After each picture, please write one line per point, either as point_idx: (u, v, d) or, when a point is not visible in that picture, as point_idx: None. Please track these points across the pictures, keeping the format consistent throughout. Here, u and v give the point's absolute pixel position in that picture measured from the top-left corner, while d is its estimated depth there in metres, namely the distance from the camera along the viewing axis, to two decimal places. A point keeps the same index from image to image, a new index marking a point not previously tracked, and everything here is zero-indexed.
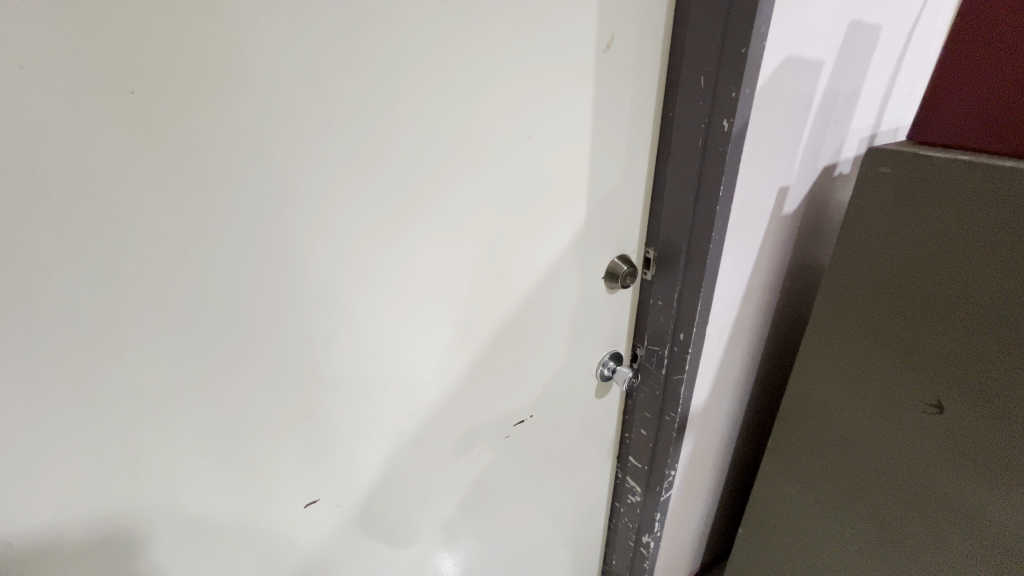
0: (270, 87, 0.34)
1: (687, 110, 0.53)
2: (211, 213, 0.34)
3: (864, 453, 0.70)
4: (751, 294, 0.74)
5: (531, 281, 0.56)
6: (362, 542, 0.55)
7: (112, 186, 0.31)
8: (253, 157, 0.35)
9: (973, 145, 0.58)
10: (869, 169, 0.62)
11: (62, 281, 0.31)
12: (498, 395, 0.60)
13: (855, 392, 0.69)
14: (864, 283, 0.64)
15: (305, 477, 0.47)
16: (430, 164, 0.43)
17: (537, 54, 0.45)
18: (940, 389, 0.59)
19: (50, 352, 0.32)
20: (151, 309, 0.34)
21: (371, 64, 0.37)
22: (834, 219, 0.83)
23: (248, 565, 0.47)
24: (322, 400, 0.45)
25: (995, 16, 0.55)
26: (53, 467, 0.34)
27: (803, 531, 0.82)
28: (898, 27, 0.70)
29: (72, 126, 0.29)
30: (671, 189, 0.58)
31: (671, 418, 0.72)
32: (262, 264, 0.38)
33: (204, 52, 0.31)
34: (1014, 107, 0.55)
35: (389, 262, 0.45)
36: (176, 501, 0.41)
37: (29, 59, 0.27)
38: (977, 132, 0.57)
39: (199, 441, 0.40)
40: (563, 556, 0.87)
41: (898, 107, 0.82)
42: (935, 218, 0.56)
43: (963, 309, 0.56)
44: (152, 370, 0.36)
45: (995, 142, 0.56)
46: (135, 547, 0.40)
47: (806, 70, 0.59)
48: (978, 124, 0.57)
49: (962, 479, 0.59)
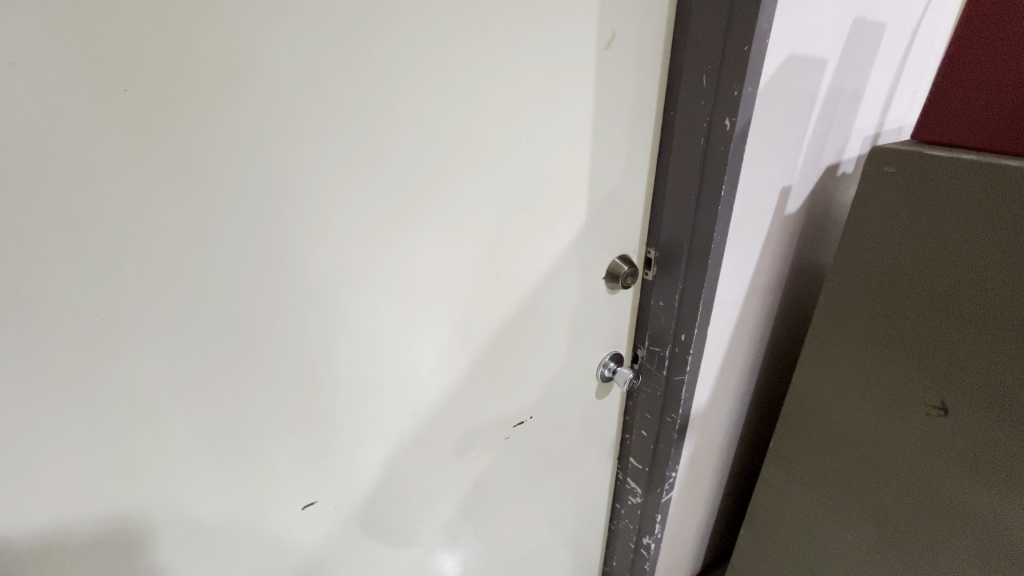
0: (265, 85, 0.33)
1: (689, 108, 0.53)
2: (206, 212, 0.34)
3: (866, 455, 0.69)
4: (754, 295, 0.74)
5: (531, 282, 0.56)
6: (362, 544, 0.55)
7: (106, 185, 0.30)
8: (249, 156, 0.34)
9: (972, 143, 0.57)
10: (873, 168, 0.61)
11: (53, 282, 0.31)
12: (497, 396, 0.60)
13: (858, 394, 0.68)
14: (867, 284, 0.64)
15: (302, 479, 0.47)
16: (429, 163, 0.43)
17: (536, 51, 0.44)
18: (944, 391, 0.59)
19: (42, 353, 0.31)
20: (145, 310, 0.34)
21: (370, 62, 0.37)
22: (838, 219, 0.82)
23: (246, 567, 0.47)
24: (320, 401, 0.45)
25: (994, 16, 0.55)
26: (46, 470, 0.34)
27: (805, 533, 0.82)
28: (903, 25, 0.70)
29: (65, 125, 0.28)
30: (673, 188, 0.58)
31: (672, 419, 0.71)
32: (258, 264, 0.37)
33: (199, 49, 0.30)
34: (1012, 104, 0.54)
35: (388, 262, 0.44)
36: (172, 504, 0.40)
37: (19, 57, 0.26)
38: (977, 130, 0.57)
39: (195, 443, 0.39)
40: (563, 557, 0.86)
41: (902, 106, 0.81)
42: (940, 218, 0.56)
43: (967, 311, 0.55)
44: (147, 372, 0.35)
45: (994, 140, 0.55)
46: (131, 550, 0.39)
47: (809, 68, 0.58)
48: (978, 122, 0.57)
49: (965, 482, 0.59)
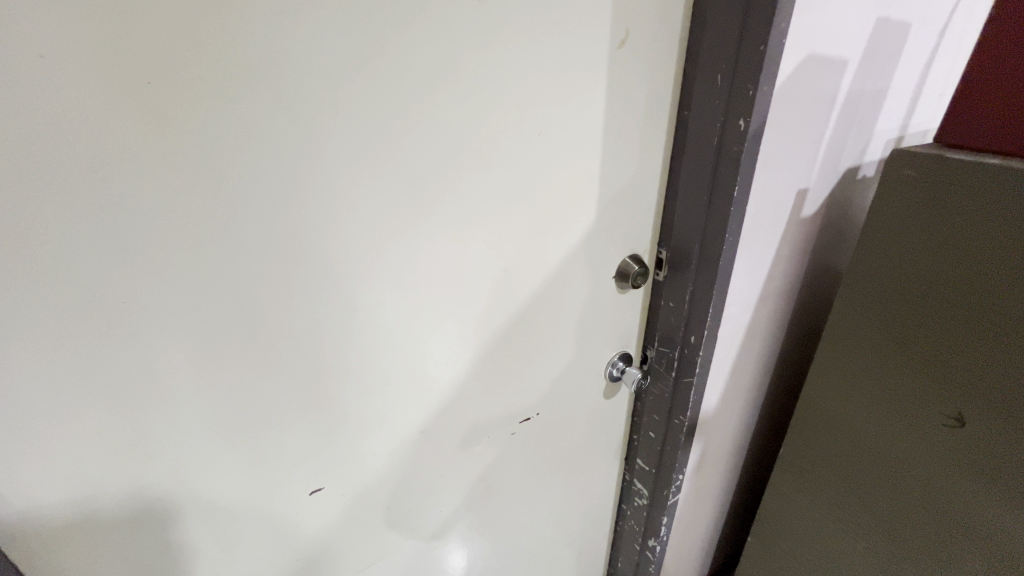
0: (283, 83, 0.34)
1: (703, 108, 0.52)
2: (222, 204, 0.35)
3: (879, 463, 0.68)
4: (767, 298, 0.72)
5: (540, 279, 0.56)
6: (365, 532, 0.56)
7: (128, 174, 0.32)
8: (265, 151, 0.35)
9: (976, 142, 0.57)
10: (892, 171, 0.60)
11: (77, 266, 0.32)
12: (503, 392, 0.60)
13: (872, 401, 0.67)
14: (879, 287, 0.63)
15: (310, 466, 0.48)
16: (440, 162, 0.44)
17: (549, 49, 0.45)
18: (960, 400, 0.57)
19: (62, 333, 0.33)
20: (162, 295, 0.35)
21: (382, 60, 0.37)
22: (856, 222, 0.80)
23: (252, 549, 0.48)
24: (327, 390, 0.46)
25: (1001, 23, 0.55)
26: (64, 444, 0.35)
27: (812, 539, 0.81)
28: (929, 25, 0.68)
29: (90, 117, 0.30)
30: (685, 189, 0.57)
31: (681, 422, 0.70)
32: (271, 254, 0.38)
33: (215, 43, 0.31)
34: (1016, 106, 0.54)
35: (396, 258, 0.45)
36: (182, 484, 0.41)
37: (49, 48, 0.28)
38: (982, 130, 0.57)
39: (205, 426, 0.41)
40: (565, 557, 0.86)
41: (927, 108, 0.79)
42: (957, 224, 0.54)
43: (985, 320, 0.53)
44: (164, 355, 0.37)
45: (998, 140, 0.55)
46: (141, 527, 0.41)
47: (829, 68, 0.57)
48: (986, 122, 0.57)
49: (979, 494, 0.57)
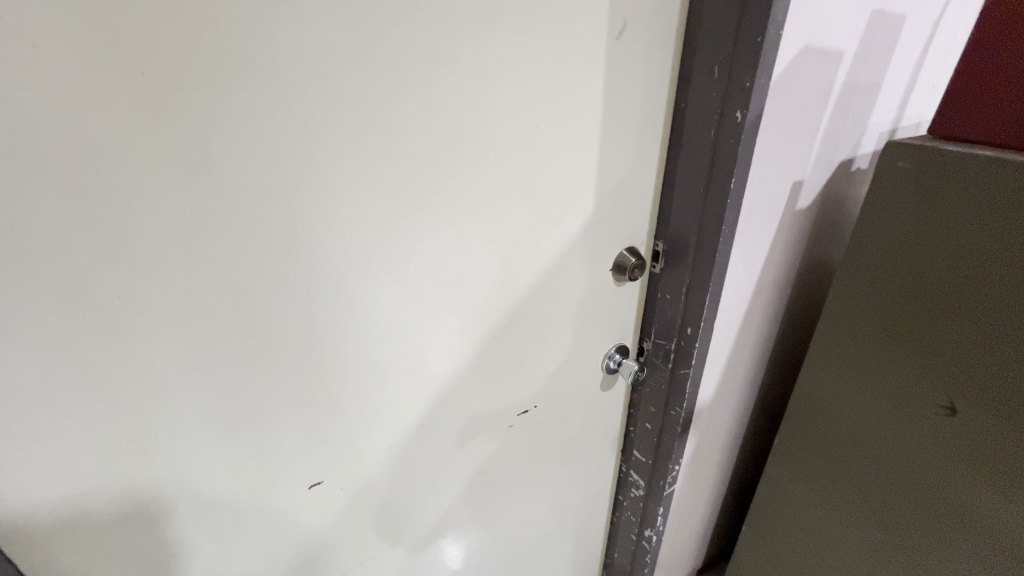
0: (278, 74, 0.34)
1: (700, 99, 0.52)
2: (218, 198, 0.35)
3: (873, 451, 0.69)
4: (762, 290, 0.73)
5: (537, 272, 0.56)
6: (366, 525, 0.56)
7: (121, 167, 0.31)
8: (261, 144, 0.35)
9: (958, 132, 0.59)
10: (887, 164, 0.60)
11: (71, 260, 0.32)
12: (500, 385, 0.60)
13: (867, 391, 0.68)
14: (873, 280, 0.64)
15: (308, 460, 0.48)
16: (437, 155, 0.43)
17: (547, 40, 0.44)
18: (953, 389, 0.58)
19: (56, 328, 0.33)
20: (159, 290, 0.35)
21: (378, 52, 0.37)
22: (849, 215, 0.81)
23: (250, 543, 0.48)
24: (325, 384, 0.46)
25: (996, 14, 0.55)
26: (60, 440, 0.35)
27: (806, 527, 0.82)
28: (924, 19, 0.68)
29: (83, 109, 0.29)
30: (682, 181, 0.57)
31: (677, 413, 0.71)
32: (268, 248, 0.38)
33: (209, 32, 0.31)
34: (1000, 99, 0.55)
35: (393, 252, 0.45)
36: (181, 479, 0.41)
37: (40, 38, 0.27)
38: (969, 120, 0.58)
39: (203, 420, 0.40)
40: (562, 548, 0.87)
41: (920, 101, 0.80)
42: (951, 216, 0.55)
43: (978, 311, 0.54)
44: (161, 349, 0.37)
45: (979, 131, 0.57)
46: (139, 522, 0.41)
47: (824, 61, 0.57)
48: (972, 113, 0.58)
49: (970, 481, 0.58)
